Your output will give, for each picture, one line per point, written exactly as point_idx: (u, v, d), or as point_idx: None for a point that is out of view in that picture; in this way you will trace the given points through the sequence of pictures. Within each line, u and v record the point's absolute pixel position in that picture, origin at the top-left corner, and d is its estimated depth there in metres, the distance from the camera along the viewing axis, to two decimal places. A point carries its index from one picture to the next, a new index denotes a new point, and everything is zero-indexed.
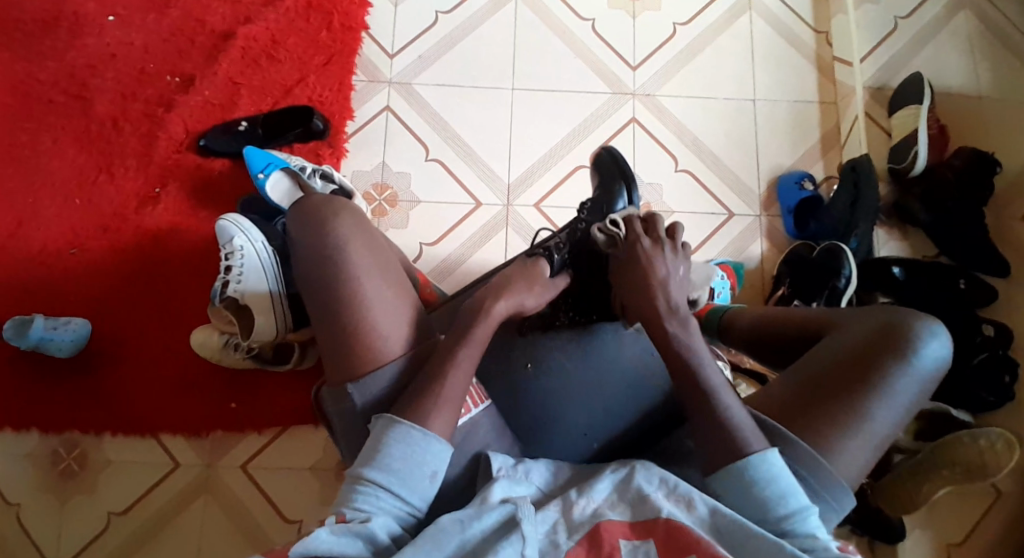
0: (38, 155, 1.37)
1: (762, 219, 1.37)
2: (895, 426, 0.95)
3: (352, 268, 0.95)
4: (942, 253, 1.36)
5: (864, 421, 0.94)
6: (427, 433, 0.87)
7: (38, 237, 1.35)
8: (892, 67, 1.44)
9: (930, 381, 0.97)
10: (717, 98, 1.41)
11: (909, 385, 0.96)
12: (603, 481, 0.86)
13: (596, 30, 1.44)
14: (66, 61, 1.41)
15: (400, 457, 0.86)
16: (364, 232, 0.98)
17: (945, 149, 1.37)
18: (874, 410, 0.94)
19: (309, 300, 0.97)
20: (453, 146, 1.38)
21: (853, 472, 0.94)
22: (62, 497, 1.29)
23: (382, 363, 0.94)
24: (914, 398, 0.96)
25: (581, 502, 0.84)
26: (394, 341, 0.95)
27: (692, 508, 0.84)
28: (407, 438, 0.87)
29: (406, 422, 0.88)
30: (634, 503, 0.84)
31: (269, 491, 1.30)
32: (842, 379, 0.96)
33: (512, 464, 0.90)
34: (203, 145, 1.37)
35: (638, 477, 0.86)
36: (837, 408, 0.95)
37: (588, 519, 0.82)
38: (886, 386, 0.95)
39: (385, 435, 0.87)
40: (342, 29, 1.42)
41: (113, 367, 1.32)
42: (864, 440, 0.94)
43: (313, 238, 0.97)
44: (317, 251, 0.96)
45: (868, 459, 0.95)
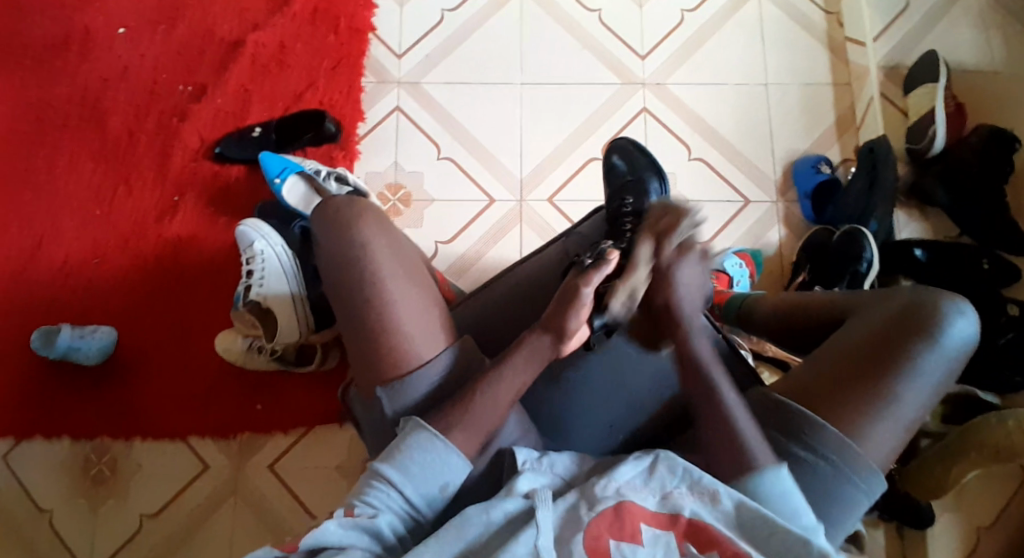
0: (58, 169, 1.40)
1: (778, 205, 1.36)
2: (924, 406, 0.95)
3: (377, 271, 0.96)
4: (963, 233, 1.35)
5: (893, 403, 0.94)
6: (448, 444, 0.88)
7: (62, 249, 1.37)
8: (907, 44, 1.41)
9: (959, 358, 0.97)
10: (728, 85, 1.40)
11: (936, 363, 0.95)
12: (627, 465, 0.86)
13: (603, 21, 1.43)
14: (81, 76, 1.44)
15: (417, 461, 0.87)
16: (387, 234, 0.99)
17: (963, 127, 1.34)
18: (902, 392, 0.94)
19: (334, 300, 0.98)
20: (464, 143, 1.38)
21: (882, 454, 0.94)
22: (95, 503, 1.32)
23: (413, 369, 0.94)
24: (941, 377, 0.96)
25: (603, 482, 0.84)
26: (421, 345, 0.95)
27: (716, 501, 0.83)
28: (426, 445, 0.88)
29: (430, 428, 0.88)
30: (657, 492, 0.85)
31: (297, 490, 1.33)
32: (868, 361, 0.95)
33: (536, 456, 0.90)
34: (219, 153, 1.39)
35: (661, 468, 0.86)
36: (866, 390, 0.94)
37: (611, 496, 0.83)
38: (914, 368, 0.94)
39: (406, 439, 0.88)
40: (350, 32, 1.42)
41: (141, 373, 1.35)
42: (893, 422, 0.94)
43: (340, 238, 0.98)
44: (343, 253, 0.97)
45: (898, 439, 0.95)
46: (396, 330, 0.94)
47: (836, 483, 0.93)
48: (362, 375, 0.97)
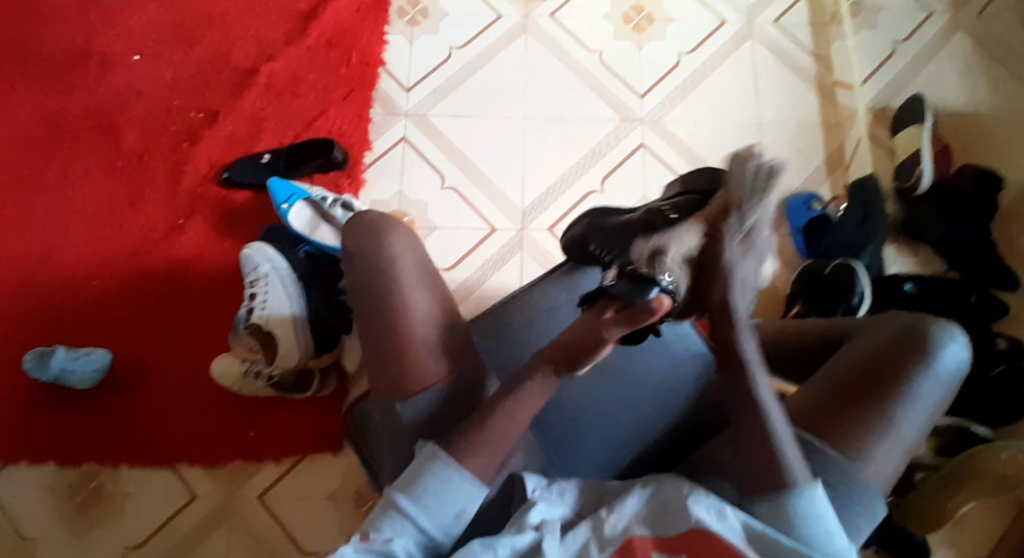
0: (61, 189, 1.40)
1: (773, 238, 1.41)
2: (921, 429, 0.97)
3: (406, 286, 0.98)
4: (950, 269, 1.38)
5: (894, 425, 0.96)
6: (461, 472, 0.86)
7: (60, 269, 1.37)
8: (894, 89, 1.47)
9: (954, 383, 1.00)
10: (726, 122, 1.45)
11: (931, 387, 0.98)
12: (632, 496, 0.87)
13: (605, 60, 1.48)
14: (89, 98, 1.45)
15: (432, 491, 0.85)
16: (417, 250, 1.01)
17: (949, 167, 1.40)
18: (902, 414, 0.96)
19: (356, 307, 0.99)
20: (468, 173, 1.41)
21: (882, 477, 0.96)
22: (78, 531, 1.28)
23: (427, 389, 0.95)
24: (936, 401, 0.98)
25: (611, 518, 0.86)
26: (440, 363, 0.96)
27: (723, 516, 0.85)
28: (441, 474, 0.85)
29: (444, 458, 0.86)
30: (662, 516, 0.86)
31: (286, 521, 1.30)
32: (868, 384, 0.98)
33: (546, 484, 0.91)
34: (227, 178, 1.40)
35: (670, 487, 0.88)
36: (867, 412, 0.96)
37: (620, 534, 0.85)
38: (910, 391, 0.97)
39: (422, 469, 0.86)
40: (361, 65, 1.46)
41: (134, 397, 1.33)
42: (894, 444, 0.96)
43: (370, 249, 1.00)
44: (371, 264, 0.99)
45: (899, 462, 0.97)
46: (418, 342, 0.96)
47: (842, 507, 0.94)
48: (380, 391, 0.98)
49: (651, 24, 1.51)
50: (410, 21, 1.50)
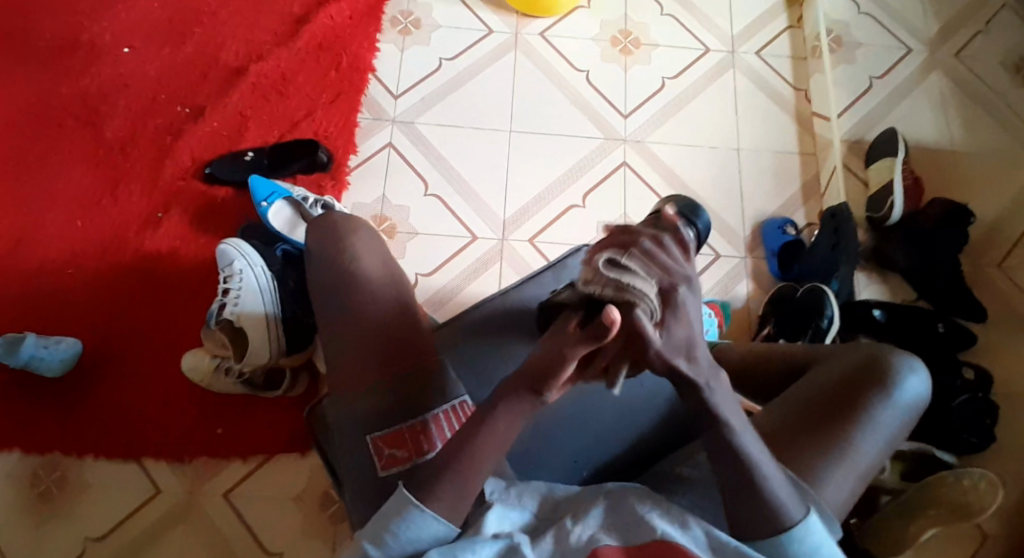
0: (43, 176, 1.40)
1: (747, 261, 1.43)
2: (878, 455, 1.02)
3: (363, 281, 1.07)
4: (920, 298, 1.42)
5: (850, 451, 1.00)
6: (426, 512, 0.86)
7: (36, 256, 1.36)
8: (869, 122, 1.51)
9: (911, 414, 1.05)
10: (704, 146, 1.48)
11: (891, 415, 1.03)
12: (596, 509, 0.88)
13: (590, 80, 1.51)
14: (78, 89, 1.46)
15: (400, 534, 0.86)
16: (376, 249, 1.11)
17: (920, 200, 1.44)
18: (858, 442, 1.01)
19: (317, 300, 1.09)
20: (451, 181, 1.43)
21: (840, 498, 1.00)
22: (36, 521, 1.26)
23: (379, 383, 1.02)
24: (895, 429, 1.03)
25: (576, 529, 0.87)
26: (393, 359, 1.03)
27: (686, 528, 0.87)
28: (415, 518, 0.86)
29: (415, 502, 0.86)
30: (625, 527, 0.88)
31: (248, 520, 1.28)
32: (827, 412, 1.03)
33: (504, 488, 0.92)
34: (209, 173, 1.41)
35: (633, 500, 0.90)
36: (823, 438, 1.01)
37: (585, 545, 0.85)
38: (870, 417, 1.02)
39: (394, 515, 0.87)
40: (350, 70, 1.48)
41: (102, 387, 1.32)
42: (849, 469, 1.00)
43: (331, 247, 1.11)
44: (330, 259, 1.09)
45: (854, 488, 1.01)
46: (372, 333, 1.04)
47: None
48: (338, 381, 1.04)
49: (637, 48, 1.55)
50: (401, 31, 1.53)
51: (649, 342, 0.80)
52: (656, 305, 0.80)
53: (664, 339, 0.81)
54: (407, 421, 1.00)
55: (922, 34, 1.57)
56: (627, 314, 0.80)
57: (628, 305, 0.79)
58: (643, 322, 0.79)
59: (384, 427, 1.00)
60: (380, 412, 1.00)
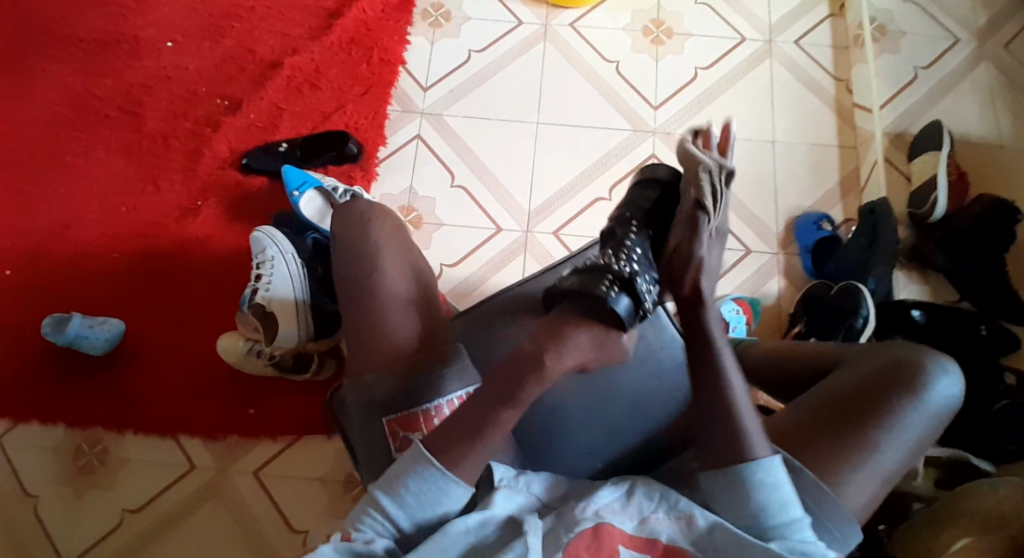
0: (92, 165, 1.48)
1: (780, 257, 1.40)
2: (903, 459, 0.97)
3: (376, 269, 1.06)
4: (963, 298, 1.36)
5: (873, 452, 0.96)
6: (446, 474, 0.87)
7: (85, 242, 1.43)
8: (912, 114, 1.45)
9: (942, 417, 0.99)
10: (737, 138, 1.45)
11: (919, 418, 0.98)
12: (605, 490, 0.88)
13: (619, 71, 1.50)
14: (125, 82, 1.53)
15: (415, 493, 0.87)
16: (395, 236, 1.11)
17: (965, 196, 1.37)
18: (882, 445, 0.96)
19: (336, 287, 1.08)
20: (477, 173, 1.43)
21: (860, 503, 0.95)
22: (79, 492, 1.33)
23: (393, 361, 1.02)
24: (923, 434, 0.98)
25: (581, 505, 0.87)
26: (404, 342, 1.03)
27: (691, 522, 0.86)
28: (434, 478, 0.87)
29: (430, 460, 0.88)
30: (634, 516, 0.87)
31: (276, 497, 1.33)
32: (850, 411, 0.98)
33: (513, 474, 0.90)
34: (245, 163, 1.45)
35: (638, 490, 0.88)
36: (846, 437, 0.97)
37: (589, 518, 0.85)
38: (896, 421, 0.97)
39: (410, 471, 0.88)
40: (381, 63, 1.51)
41: (141, 367, 1.38)
42: (871, 472, 0.96)
43: (352, 236, 1.10)
44: (351, 248, 1.09)
45: (875, 491, 0.96)
46: (383, 319, 1.04)
47: (812, 530, 0.94)
48: (355, 368, 1.04)
49: (669, 38, 1.52)
50: (432, 24, 1.55)
51: (699, 250, 0.88)
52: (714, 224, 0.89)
53: (705, 256, 0.89)
54: (411, 405, 1.00)
55: (972, 23, 1.50)
56: (689, 222, 0.89)
57: (693, 215, 0.88)
58: (707, 231, 0.88)
59: (394, 411, 1.00)
60: (391, 394, 1.00)
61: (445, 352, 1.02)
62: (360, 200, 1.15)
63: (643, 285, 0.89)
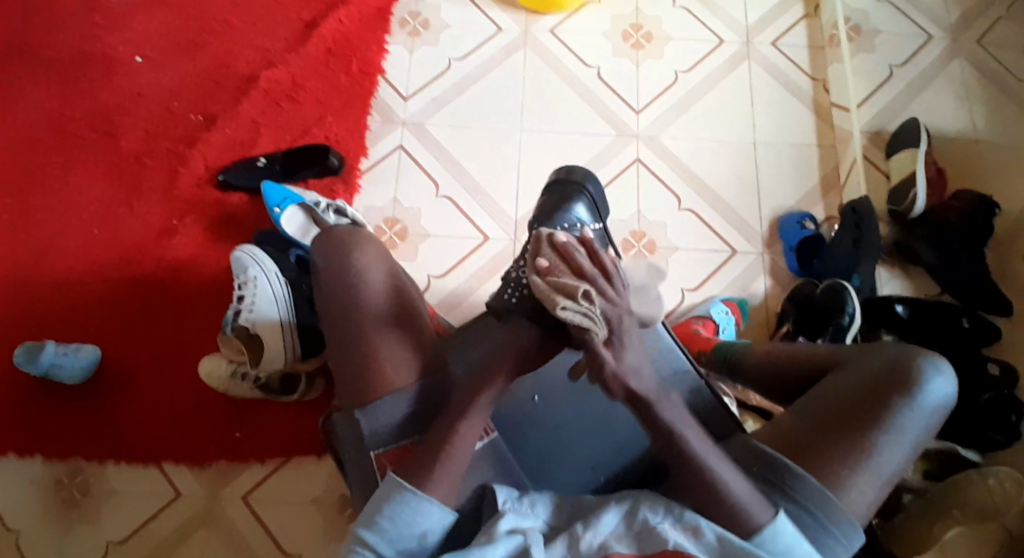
0: (61, 185, 1.42)
1: (765, 257, 1.40)
2: (902, 462, 0.97)
3: (366, 296, 1.05)
4: (944, 292, 1.39)
5: (872, 457, 0.96)
6: (420, 495, 0.88)
7: (56, 266, 1.38)
8: (889, 113, 1.48)
9: (937, 418, 1.00)
10: (720, 141, 1.46)
11: (916, 419, 0.98)
12: (608, 514, 0.87)
13: (601, 76, 1.49)
14: (94, 99, 1.48)
15: (394, 522, 0.88)
16: (380, 261, 1.09)
17: (943, 192, 1.39)
18: (881, 449, 0.96)
19: (326, 315, 1.06)
20: (462, 183, 1.42)
21: (862, 508, 0.95)
22: (61, 527, 1.28)
23: (390, 391, 0.99)
24: (920, 435, 0.98)
25: (587, 535, 0.85)
26: (400, 371, 1.01)
27: (698, 534, 0.85)
28: (408, 502, 0.88)
29: (405, 485, 0.89)
30: (637, 533, 0.85)
31: (269, 523, 1.30)
32: (848, 416, 0.98)
33: (517, 498, 0.91)
34: (223, 180, 1.42)
35: (643, 510, 0.87)
36: (845, 443, 0.97)
37: (595, 552, 0.84)
38: (894, 424, 0.97)
39: (387, 498, 0.89)
40: (360, 74, 1.48)
41: (122, 394, 1.33)
42: (872, 476, 0.96)
43: (336, 262, 1.07)
44: (337, 274, 1.06)
45: (878, 495, 0.96)
46: (377, 349, 1.01)
47: (819, 535, 0.93)
48: (351, 389, 1.01)
49: (649, 42, 1.52)
50: (410, 33, 1.52)
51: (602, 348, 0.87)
52: (609, 332, 0.87)
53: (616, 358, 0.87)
54: (412, 433, 0.99)
55: (944, 22, 1.53)
56: (580, 329, 0.87)
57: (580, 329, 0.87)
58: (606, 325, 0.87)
59: (386, 444, 0.99)
60: (404, 418, 0.99)
61: (445, 378, 1.01)
62: (338, 227, 1.13)
63: (544, 291, 0.93)
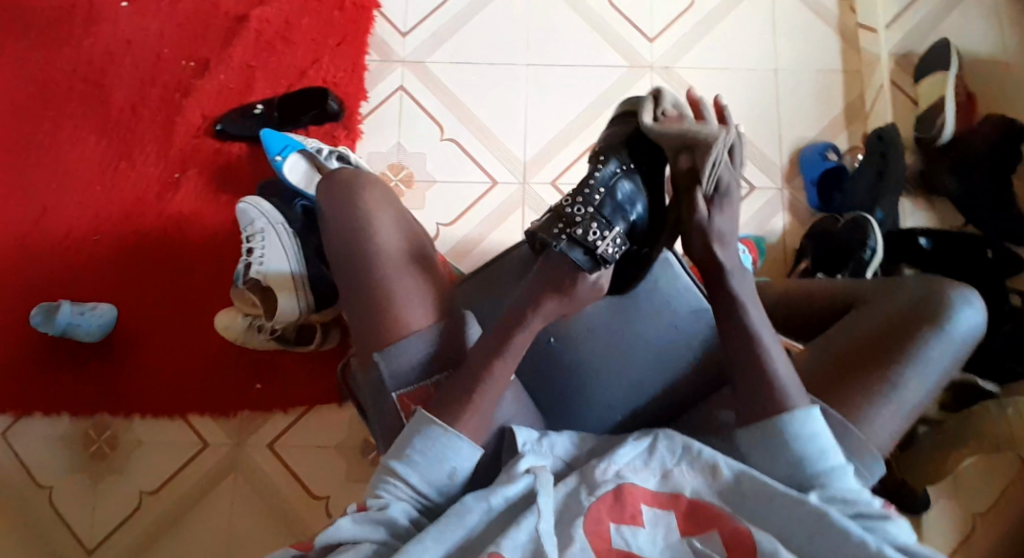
0: (58, 140, 1.39)
1: (785, 192, 1.36)
2: (927, 395, 0.96)
3: (372, 244, 1.02)
4: (969, 223, 1.34)
5: (896, 390, 0.95)
6: (450, 430, 0.88)
7: (62, 225, 1.36)
8: (918, 31, 1.40)
9: (963, 350, 0.98)
10: (736, 68, 1.39)
11: (942, 351, 0.96)
12: (627, 446, 0.87)
13: (612, 2, 1.41)
14: (81, 48, 1.42)
15: (425, 453, 0.88)
16: (387, 206, 1.06)
17: (973, 116, 1.33)
18: (905, 381, 0.95)
19: (336, 267, 1.04)
20: (468, 124, 1.37)
21: (885, 439, 0.95)
22: (94, 480, 1.32)
23: (406, 336, 0.97)
24: (945, 367, 0.97)
25: (602, 465, 0.85)
26: (415, 316, 0.98)
27: (716, 473, 0.85)
28: (439, 438, 0.88)
29: (437, 419, 0.89)
30: (657, 471, 0.86)
31: (295, 467, 1.33)
32: (872, 350, 0.97)
33: (536, 438, 0.90)
34: (220, 130, 1.37)
35: (660, 447, 0.87)
36: (869, 375, 0.96)
37: (610, 479, 0.84)
38: (919, 356, 0.96)
39: (416, 434, 0.88)
40: (355, 8, 1.41)
41: (140, 352, 1.34)
42: (896, 408, 0.95)
43: (342, 208, 1.05)
44: (344, 221, 1.04)
45: (901, 427, 0.95)
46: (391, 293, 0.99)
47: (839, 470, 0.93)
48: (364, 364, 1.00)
49: None
50: None
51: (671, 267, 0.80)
52: None
53: None
54: (428, 378, 0.98)
55: None
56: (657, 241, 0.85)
57: None
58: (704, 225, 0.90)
59: (409, 383, 0.98)
60: (424, 360, 0.97)
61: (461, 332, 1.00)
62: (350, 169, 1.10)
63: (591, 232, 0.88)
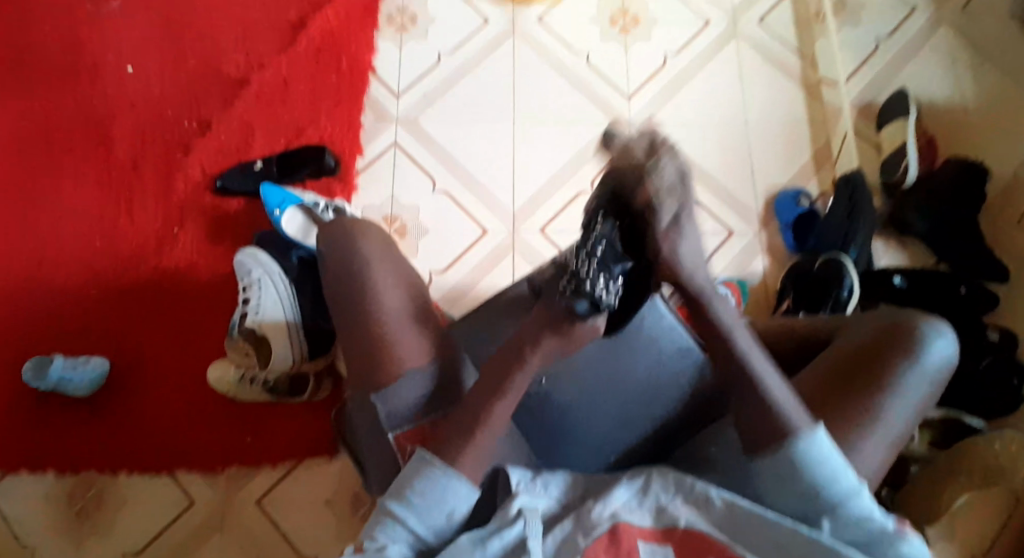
0: (58, 198, 1.42)
1: (762, 235, 1.41)
2: (907, 422, 0.97)
3: (372, 277, 1.05)
4: (941, 261, 1.39)
5: (878, 418, 0.95)
6: (448, 471, 0.87)
7: (58, 280, 1.38)
8: (878, 84, 1.50)
9: (940, 378, 0.99)
10: (712, 121, 1.47)
11: (919, 380, 0.97)
12: (620, 488, 0.85)
13: (592, 61, 1.50)
14: (85, 110, 1.47)
15: (424, 495, 0.86)
16: (385, 248, 1.09)
17: (935, 161, 1.42)
18: (885, 410, 0.96)
19: (337, 300, 1.06)
20: (458, 176, 1.42)
21: (869, 468, 0.95)
22: (76, 539, 1.28)
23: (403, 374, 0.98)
24: (923, 395, 0.98)
25: (597, 507, 0.84)
26: (413, 354, 0.99)
27: (708, 505, 0.84)
28: (438, 479, 0.86)
29: (436, 461, 0.87)
30: (652, 507, 0.85)
31: (284, 524, 1.30)
32: (852, 378, 0.98)
33: (530, 478, 0.88)
34: (220, 185, 1.42)
35: (655, 484, 0.86)
36: (850, 404, 0.96)
37: (605, 520, 0.83)
38: (897, 384, 0.97)
39: (415, 475, 0.87)
40: (350, 72, 1.49)
41: (131, 404, 1.33)
42: (878, 437, 0.95)
43: (341, 252, 1.08)
44: (343, 262, 1.07)
45: (884, 455, 0.96)
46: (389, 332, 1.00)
47: None
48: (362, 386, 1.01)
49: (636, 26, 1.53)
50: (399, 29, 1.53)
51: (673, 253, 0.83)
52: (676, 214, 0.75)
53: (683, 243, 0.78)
54: (426, 414, 0.98)
55: None
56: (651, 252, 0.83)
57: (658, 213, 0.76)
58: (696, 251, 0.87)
59: (404, 423, 0.98)
60: (424, 398, 0.98)
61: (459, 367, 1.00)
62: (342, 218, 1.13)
63: (597, 285, 0.78)
